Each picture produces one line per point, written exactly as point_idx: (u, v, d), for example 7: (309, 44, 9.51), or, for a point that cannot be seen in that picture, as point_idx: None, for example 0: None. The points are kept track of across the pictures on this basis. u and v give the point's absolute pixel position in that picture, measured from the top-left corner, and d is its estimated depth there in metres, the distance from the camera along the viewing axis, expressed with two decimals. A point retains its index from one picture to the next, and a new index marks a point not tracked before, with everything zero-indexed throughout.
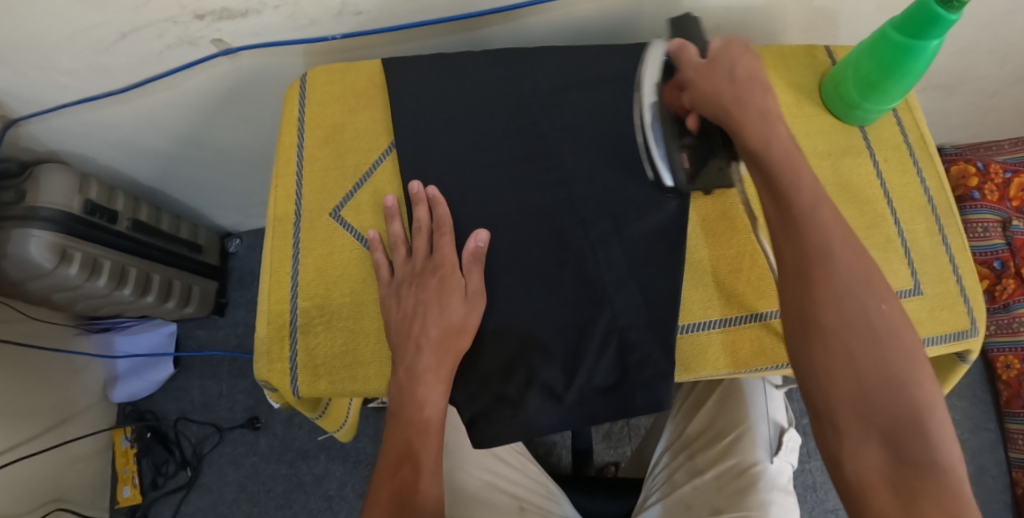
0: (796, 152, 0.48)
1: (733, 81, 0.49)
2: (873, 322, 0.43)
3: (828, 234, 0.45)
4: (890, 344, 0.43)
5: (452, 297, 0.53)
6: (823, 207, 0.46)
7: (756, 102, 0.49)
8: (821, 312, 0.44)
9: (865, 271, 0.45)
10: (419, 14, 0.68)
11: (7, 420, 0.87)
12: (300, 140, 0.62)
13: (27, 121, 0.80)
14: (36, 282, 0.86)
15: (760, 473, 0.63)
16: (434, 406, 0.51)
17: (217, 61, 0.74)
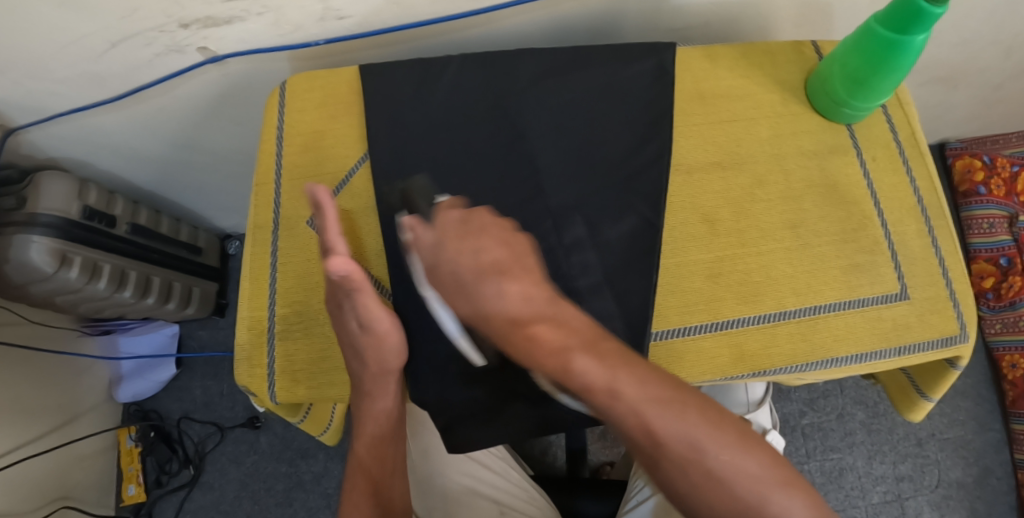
0: (567, 337, 0.43)
1: (464, 281, 0.47)
2: (720, 475, 0.38)
3: (640, 405, 0.39)
4: (749, 491, 0.37)
5: (354, 328, 0.53)
6: (622, 378, 0.40)
7: (492, 297, 0.45)
8: (673, 480, 0.39)
9: (688, 425, 0.39)
10: (401, 18, 0.68)
11: (14, 420, 0.90)
12: (280, 148, 0.63)
13: (25, 129, 0.82)
14: (39, 286, 0.88)
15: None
16: (388, 412, 0.58)
17: (206, 68, 0.75)
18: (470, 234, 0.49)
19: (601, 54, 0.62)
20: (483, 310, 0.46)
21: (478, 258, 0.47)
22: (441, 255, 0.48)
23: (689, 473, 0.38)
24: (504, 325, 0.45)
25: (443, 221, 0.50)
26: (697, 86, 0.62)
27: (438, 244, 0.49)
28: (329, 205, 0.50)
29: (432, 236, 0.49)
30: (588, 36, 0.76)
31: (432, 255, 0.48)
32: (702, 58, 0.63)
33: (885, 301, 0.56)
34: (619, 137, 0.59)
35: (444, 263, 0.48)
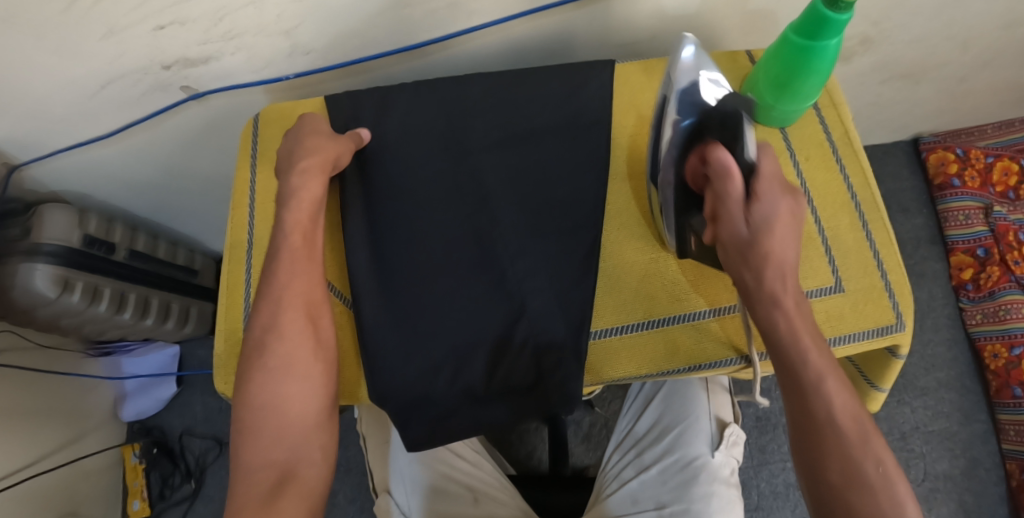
0: (805, 315, 0.51)
1: (767, 233, 0.50)
2: (871, 479, 0.46)
3: (831, 397, 0.48)
4: (889, 496, 0.46)
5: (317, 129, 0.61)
6: (829, 372, 0.48)
7: (783, 257, 0.51)
8: (824, 462, 0.48)
9: (862, 429, 0.47)
10: (362, 50, 0.73)
11: (22, 439, 0.95)
12: (253, 173, 0.67)
13: (29, 165, 0.88)
14: (44, 311, 0.93)
15: (701, 467, 0.67)
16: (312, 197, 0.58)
17: (189, 104, 0.81)
18: (784, 195, 0.53)
19: (542, 72, 0.66)
20: (764, 259, 0.50)
21: (789, 243, 0.51)
22: (772, 215, 0.51)
23: (847, 454, 0.47)
24: (777, 277, 0.50)
25: (764, 182, 0.52)
26: (633, 98, 0.66)
27: (767, 205, 0.51)
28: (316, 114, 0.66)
29: (763, 218, 0.51)
30: (543, 56, 0.80)
31: (772, 241, 0.50)
32: (639, 72, 0.67)
33: (819, 294, 0.59)
34: (561, 150, 0.63)
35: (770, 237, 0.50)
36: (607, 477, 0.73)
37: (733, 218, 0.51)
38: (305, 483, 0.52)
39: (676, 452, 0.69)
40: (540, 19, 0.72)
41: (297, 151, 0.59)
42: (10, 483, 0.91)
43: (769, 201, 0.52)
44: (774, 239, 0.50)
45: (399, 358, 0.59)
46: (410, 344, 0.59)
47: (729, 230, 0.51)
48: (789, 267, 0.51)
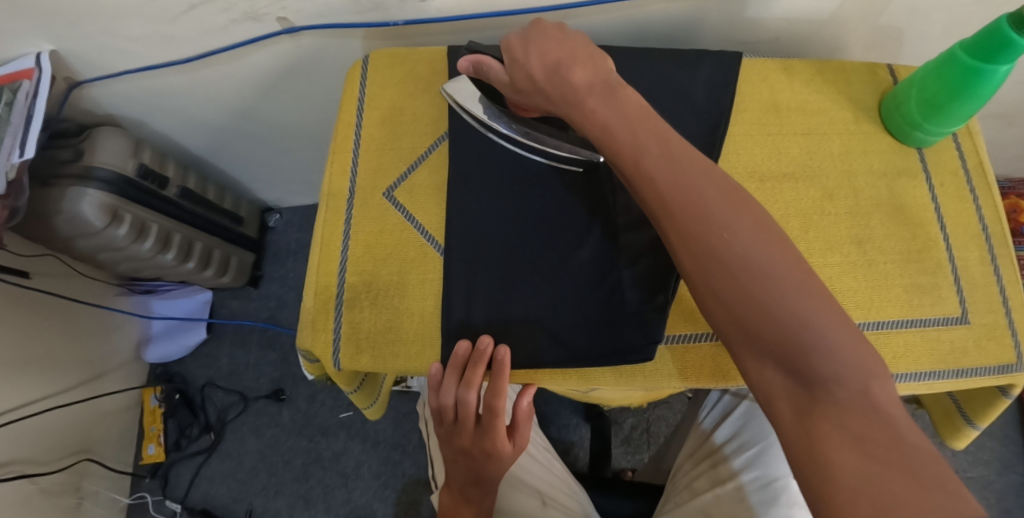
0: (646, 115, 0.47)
1: (552, 63, 0.49)
2: (728, 248, 0.41)
3: (650, 149, 0.45)
4: (755, 262, 0.40)
5: (477, 378, 0.52)
6: (647, 151, 0.45)
7: (566, 77, 0.48)
8: (688, 252, 0.42)
9: (702, 182, 0.43)
10: (479, 6, 0.68)
11: (40, 371, 0.92)
12: (359, 120, 0.63)
13: (91, 84, 0.84)
14: (86, 240, 0.90)
15: (782, 488, 0.64)
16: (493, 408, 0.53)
17: (280, 39, 0.76)
18: (611, 92, 0.48)
19: (675, 54, 0.63)
20: (563, 102, 0.49)
21: (678, 177, 0.43)
22: (519, 72, 0.51)
23: (693, 239, 0.42)
24: (563, 97, 0.49)
25: (550, 45, 0.50)
26: (771, 98, 0.63)
27: (523, 62, 0.50)
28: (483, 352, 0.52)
29: (510, 68, 0.52)
30: (659, 42, 0.75)
31: (574, 98, 0.48)
32: (778, 71, 0.64)
33: (945, 324, 0.57)
34: (691, 142, 0.60)
35: (558, 87, 0.49)
36: (677, 486, 0.72)
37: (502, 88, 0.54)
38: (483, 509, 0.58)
39: (754, 470, 0.66)
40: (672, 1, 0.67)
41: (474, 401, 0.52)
42: (8, 423, 0.85)
43: (526, 57, 0.50)
44: (598, 113, 0.47)
45: (477, 294, 0.55)
46: (497, 278, 0.55)
47: (523, 100, 0.53)
48: (660, 168, 0.44)
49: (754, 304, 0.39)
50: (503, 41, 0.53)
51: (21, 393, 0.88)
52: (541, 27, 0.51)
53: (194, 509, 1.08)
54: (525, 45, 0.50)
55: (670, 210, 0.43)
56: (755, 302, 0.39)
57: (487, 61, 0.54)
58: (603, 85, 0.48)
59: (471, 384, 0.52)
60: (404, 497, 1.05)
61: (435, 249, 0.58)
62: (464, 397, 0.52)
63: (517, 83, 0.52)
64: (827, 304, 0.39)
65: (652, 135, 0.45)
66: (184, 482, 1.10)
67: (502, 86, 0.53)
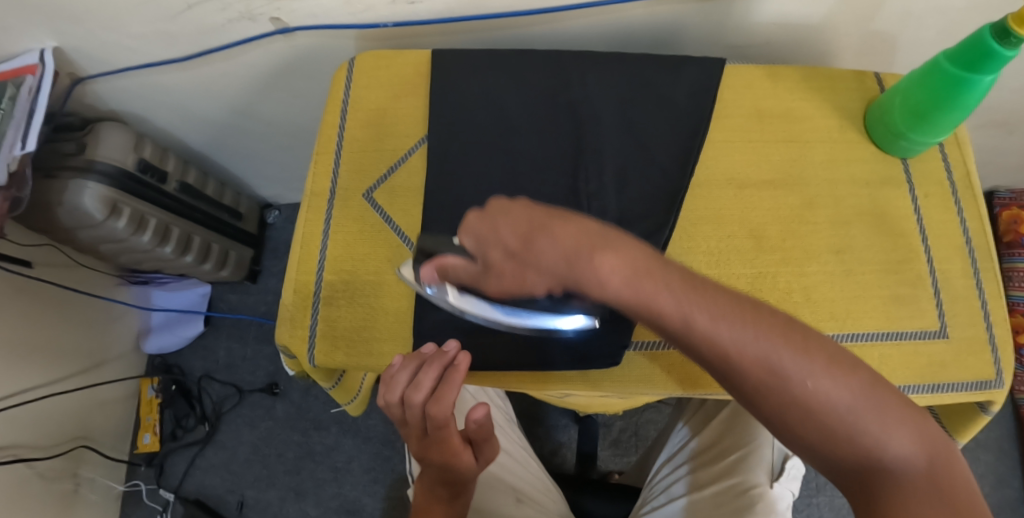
0: (644, 262, 0.38)
1: (528, 236, 0.40)
2: (806, 401, 0.37)
3: (691, 300, 0.38)
4: (835, 404, 0.37)
5: (426, 382, 0.48)
6: (693, 308, 0.37)
7: (548, 249, 0.39)
8: (763, 404, 0.38)
9: (744, 321, 0.37)
10: (466, 9, 0.69)
11: (41, 357, 0.95)
12: (343, 120, 0.64)
13: (93, 80, 0.87)
14: (87, 232, 0.92)
15: (759, 497, 0.62)
16: (442, 418, 0.48)
17: (273, 38, 0.77)
18: (607, 243, 0.38)
19: (658, 59, 0.63)
20: (573, 276, 0.39)
21: (737, 329, 0.37)
22: (492, 251, 0.41)
23: (763, 391, 0.38)
24: (566, 265, 0.39)
25: (515, 215, 0.40)
26: (755, 105, 0.63)
27: (495, 239, 0.41)
28: (444, 355, 0.48)
29: (482, 250, 0.43)
30: (648, 47, 0.75)
31: (584, 276, 0.38)
32: (763, 77, 0.64)
33: (923, 338, 0.56)
34: (671, 147, 0.60)
35: (550, 259, 0.39)
36: (655, 490, 0.73)
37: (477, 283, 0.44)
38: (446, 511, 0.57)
39: (733, 476, 0.66)
40: (658, 6, 0.67)
41: (421, 406, 0.48)
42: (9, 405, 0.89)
43: (499, 232, 0.41)
44: (612, 282, 0.38)
45: None
46: None
47: (505, 285, 0.43)
48: (697, 309, 0.37)
49: (843, 444, 0.37)
50: (464, 224, 0.44)
51: (23, 377, 0.91)
52: (497, 201, 0.42)
53: (188, 498, 1.10)
54: (486, 219, 0.42)
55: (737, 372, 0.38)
56: (825, 423, 0.37)
57: (449, 262, 0.47)
58: (604, 237, 0.39)
59: (418, 389, 0.47)
60: (392, 493, 1.06)
61: (411, 250, 0.58)
62: (410, 399, 0.48)
63: (494, 265, 0.42)
64: (899, 414, 0.37)
65: (678, 280, 0.38)
66: (179, 471, 1.12)
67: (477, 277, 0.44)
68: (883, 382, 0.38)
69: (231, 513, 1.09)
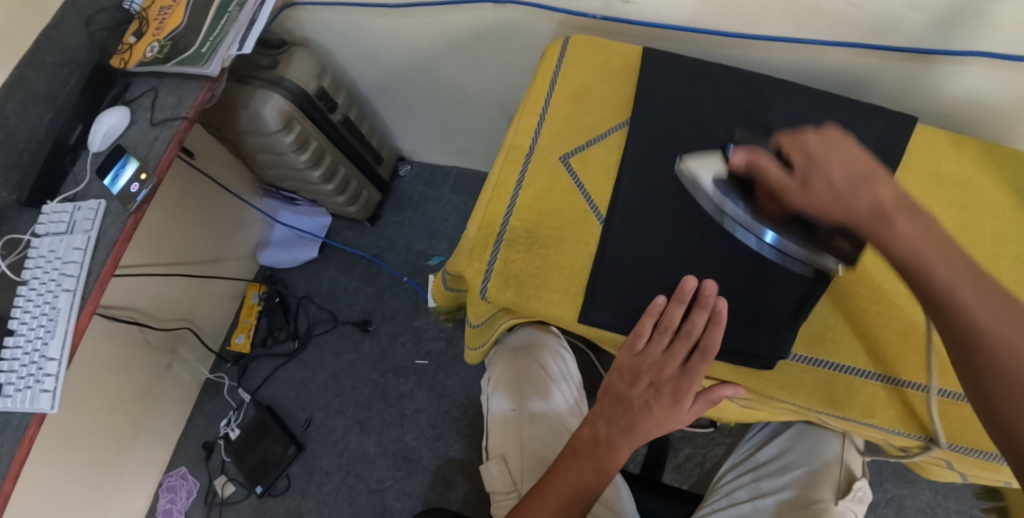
0: (933, 236, 0.47)
1: (851, 172, 0.50)
2: None
3: (955, 280, 0.45)
4: None
5: (699, 315, 0.56)
6: (964, 287, 0.44)
7: (860, 196, 0.49)
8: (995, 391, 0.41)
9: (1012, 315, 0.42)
10: (676, 19, 0.75)
11: (172, 239, 1.04)
12: (551, 89, 0.70)
13: (303, 7, 0.96)
14: (256, 139, 1.00)
15: (822, 511, 0.66)
16: (705, 349, 0.56)
17: (484, 6, 0.84)
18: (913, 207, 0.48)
19: (853, 104, 0.67)
20: (864, 224, 0.49)
21: (997, 312, 0.43)
22: (817, 174, 0.51)
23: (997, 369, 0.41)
24: (862, 214, 0.49)
25: (842, 154, 0.51)
26: (936, 167, 0.66)
27: (821, 169, 0.51)
28: (714, 293, 0.56)
29: (805, 171, 0.52)
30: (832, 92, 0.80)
31: (871, 224, 0.48)
32: (949, 143, 0.67)
33: None
34: None
35: (855, 201, 0.49)
36: (717, 492, 0.75)
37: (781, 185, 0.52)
38: (613, 458, 0.60)
39: (798, 488, 0.70)
40: (858, 55, 0.72)
41: (680, 333, 0.57)
42: (136, 274, 0.99)
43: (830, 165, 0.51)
44: (904, 236, 0.47)
45: (626, 265, 0.61)
46: (645, 256, 0.61)
47: (803, 206, 0.51)
48: (962, 285, 0.44)
49: None
50: (789, 145, 0.53)
51: (153, 252, 1.01)
52: (818, 139, 0.52)
53: (262, 403, 1.17)
54: (807, 157, 0.52)
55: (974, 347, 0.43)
56: None
57: (763, 160, 0.53)
58: (911, 205, 0.49)
59: (693, 315, 0.56)
60: (452, 453, 1.10)
61: (596, 217, 0.64)
62: (677, 321, 0.57)
63: (810, 185, 0.51)
64: None
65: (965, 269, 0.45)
66: (260, 377, 1.19)
67: (784, 186, 0.52)
68: None
69: (297, 428, 1.16)
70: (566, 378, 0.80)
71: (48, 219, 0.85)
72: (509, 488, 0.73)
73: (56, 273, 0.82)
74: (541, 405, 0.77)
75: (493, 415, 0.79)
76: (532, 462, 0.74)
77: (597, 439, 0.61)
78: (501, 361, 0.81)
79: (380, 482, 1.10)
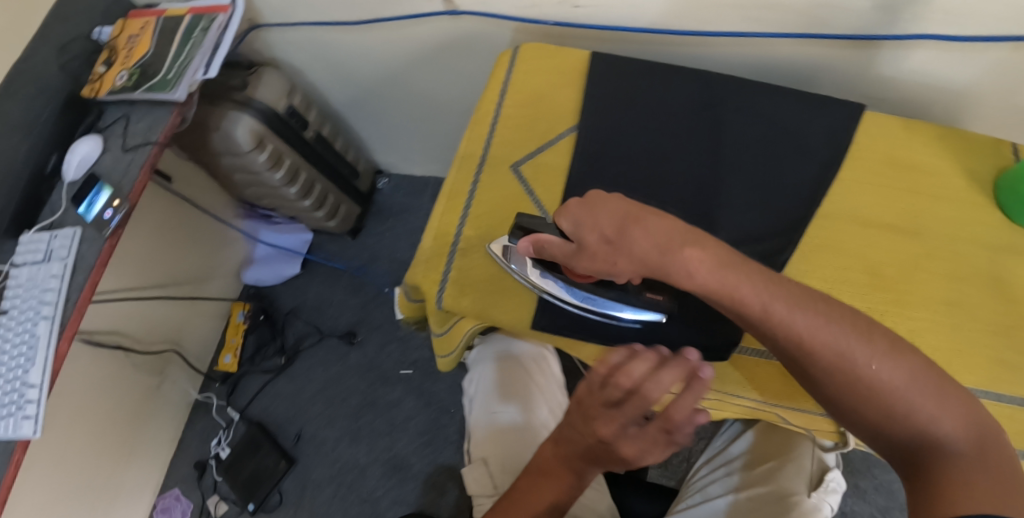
0: (724, 256, 0.50)
1: (627, 218, 0.51)
2: (863, 376, 0.48)
3: (770, 296, 0.49)
4: (885, 386, 0.47)
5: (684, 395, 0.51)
6: (774, 299, 0.49)
7: (641, 243, 0.51)
8: (826, 377, 0.49)
9: (821, 316, 0.49)
10: (627, 21, 0.76)
11: (154, 262, 1.06)
12: (501, 97, 0.71)
13: (268, 28, 0.98)
14: (231, 160, 1.02)
15: (796, 504, 0.66)
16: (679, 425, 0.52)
17: (441, 18, 0.85)
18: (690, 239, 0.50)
19: (800, 96, 0.68)
20: (661, 270, 0.51)
21: (809, 317, 0.49)
22: (591, 235, 0.52)
23: (831, 367, 0.49)
24: (656, 259, 0.51)
25: (611, 210, 0.52)
26: (889, 153, 0.66)
27: (594, 227, 0.52)
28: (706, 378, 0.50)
29: (578, 236, 0.53)
30: (790, 84, 0.80)
31: (674, 272, 0.50)
32: (901, 129, 0.67)
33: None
34: (802, 176, 0.65)
35: (652, 256, 0.50)
36: (690, 488, 0.75)
37: (569, 258, 0.54)
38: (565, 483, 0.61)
39: (770, 484, 0.69)
40: (809, 47, 0.72)
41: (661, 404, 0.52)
42: (120, 297, 1.00)
43: (597, 220, 0.52)
44: (697, 275, 0.50)
45: None
46: None
47: (596, 265, 0.53)
48: (771, 299, 0.49)
49: (891, 410, 0.47)
50: (560, 212, 0.54)
51: (136, 274, 1.02)
52: (577, 208, 0.53)
53: (252, 420, 1.18)
54: (575, 221, 0.53)
55: (802, 354, 0.49)
56: (878, 397, 0.48)
57: (544, 238, 0.56)
58: (693, 233, 0.51)
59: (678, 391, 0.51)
60: (441, 460, 1.10)
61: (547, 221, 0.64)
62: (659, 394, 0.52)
63: (587, 247, 0.52)
64: (946, 400, 0.47)
65: (765, 282, 0.50)
66: (251, 393, 1.20)
67: (570, 257, 0.53)
68: (935, 380, 0.48)
69: (287, 443, 1.16)
70: (548, 383, 0.79)
71: (25, 249, 0.87)
72: (490, 492, 0.73)
73: (34, 300, 0.83)
74: (520, 406, 0.76)
75: (472, 415, 0.79)
76: (511, 464, 0.73)
77: (560, 447, 0.62)
78: (485, 361, 0.81)
79: (372, 492, 1.10)
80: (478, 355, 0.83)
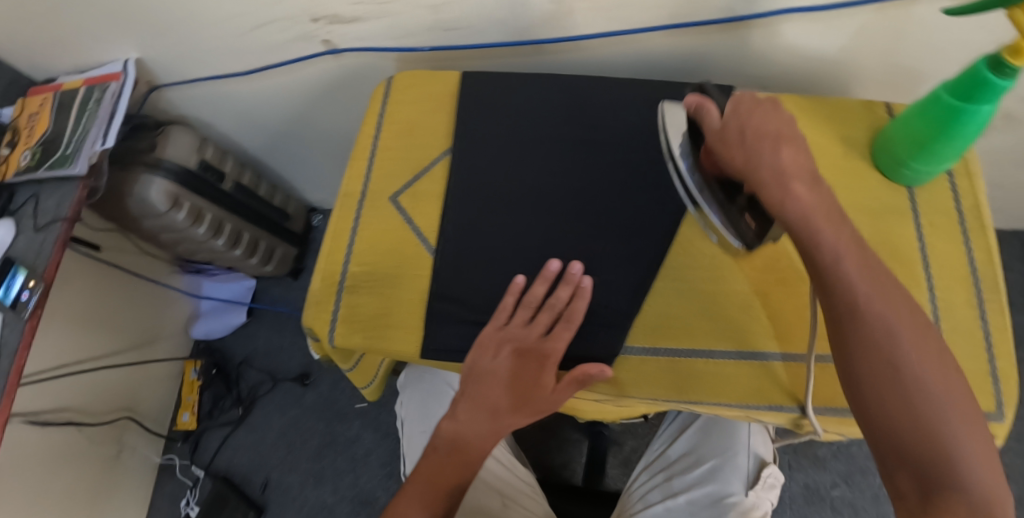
0: (825, 208, 0.49)
1: (768, 130, 0.51)
2: (903, 371, 0.43)
3: (847, 259, 0.47)
4: (925, 389, 0.43)
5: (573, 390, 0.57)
6: (848, 257, 0.47)
7: (768, 154, 0.50)
8: (862, 364, 0.45)
9: (892, 302, 0.45)
10: (496, 37, 0.76)
11: (98, 333, 1.04)
12: (378, 130, 0.71)
13: (167, 87, 0.98)
14: (151, 221, 1.02)
15: (733, 505, 0.66)
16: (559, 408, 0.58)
17: (324, 58, 0.85)
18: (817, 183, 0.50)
19: (670, 87, 0.67)
20: (762, 183, 0.50)
21: (878, 288, 0.46)
22: (735, 124, 0.52)
23: (877, 348, 0.44)
24: (767, 176, 0.50)
25: (771, 117, 0.51)
26: None
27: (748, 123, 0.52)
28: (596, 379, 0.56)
29: (729, 118, 0.53)
30: (672, 73, 0.79)
31: (775, 190, 0.49)
32: None
33: None
34: None
35: (765, 168, 0.50)
36: (633, 497, 0.75)
37: (709, 134, 0.54)
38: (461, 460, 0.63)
39: (707, 485, 0.69)
40: (677, 36, 0.72)
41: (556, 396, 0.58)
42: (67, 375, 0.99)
43: (759, 114, 0.51)
44: (802, 199, 0.48)
45: (459, 290, 0.61)
46: (478, 278, 0.61)
47: (723, 156, 0.52)
48: (851, 262, 0.47)
49: (918, 419, 0.42)
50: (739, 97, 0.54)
51: (83, 347, 1.02)
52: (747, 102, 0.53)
53: (218, 474, 1.18)
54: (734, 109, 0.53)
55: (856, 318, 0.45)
56: (918, 402, 0.43)
57: (710, 106, 0.55)
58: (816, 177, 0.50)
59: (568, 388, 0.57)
60: None
61: (427, 249, 0.63)
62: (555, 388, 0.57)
63: (727, 139, 0.52)
64: (981, 433, 0.42)
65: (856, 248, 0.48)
66: (212, 448, 1.21)
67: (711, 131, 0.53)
68: (976, 412, 0.43)
69: (255, 492, 1.16)
70: None
71: None
72: None
73: None
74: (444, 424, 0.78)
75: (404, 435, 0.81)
76: None
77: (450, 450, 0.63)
78: (412, 382, 0.83)
79: None
80: (404, 380, 0.85)
